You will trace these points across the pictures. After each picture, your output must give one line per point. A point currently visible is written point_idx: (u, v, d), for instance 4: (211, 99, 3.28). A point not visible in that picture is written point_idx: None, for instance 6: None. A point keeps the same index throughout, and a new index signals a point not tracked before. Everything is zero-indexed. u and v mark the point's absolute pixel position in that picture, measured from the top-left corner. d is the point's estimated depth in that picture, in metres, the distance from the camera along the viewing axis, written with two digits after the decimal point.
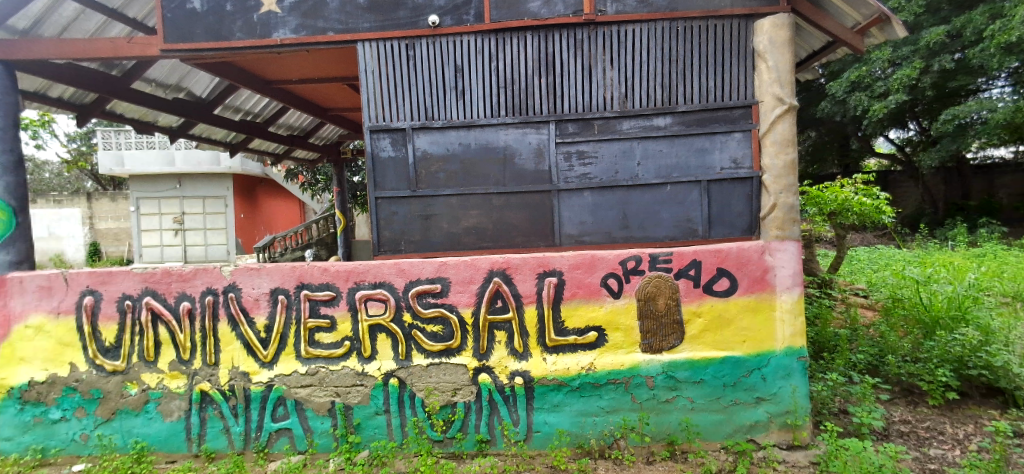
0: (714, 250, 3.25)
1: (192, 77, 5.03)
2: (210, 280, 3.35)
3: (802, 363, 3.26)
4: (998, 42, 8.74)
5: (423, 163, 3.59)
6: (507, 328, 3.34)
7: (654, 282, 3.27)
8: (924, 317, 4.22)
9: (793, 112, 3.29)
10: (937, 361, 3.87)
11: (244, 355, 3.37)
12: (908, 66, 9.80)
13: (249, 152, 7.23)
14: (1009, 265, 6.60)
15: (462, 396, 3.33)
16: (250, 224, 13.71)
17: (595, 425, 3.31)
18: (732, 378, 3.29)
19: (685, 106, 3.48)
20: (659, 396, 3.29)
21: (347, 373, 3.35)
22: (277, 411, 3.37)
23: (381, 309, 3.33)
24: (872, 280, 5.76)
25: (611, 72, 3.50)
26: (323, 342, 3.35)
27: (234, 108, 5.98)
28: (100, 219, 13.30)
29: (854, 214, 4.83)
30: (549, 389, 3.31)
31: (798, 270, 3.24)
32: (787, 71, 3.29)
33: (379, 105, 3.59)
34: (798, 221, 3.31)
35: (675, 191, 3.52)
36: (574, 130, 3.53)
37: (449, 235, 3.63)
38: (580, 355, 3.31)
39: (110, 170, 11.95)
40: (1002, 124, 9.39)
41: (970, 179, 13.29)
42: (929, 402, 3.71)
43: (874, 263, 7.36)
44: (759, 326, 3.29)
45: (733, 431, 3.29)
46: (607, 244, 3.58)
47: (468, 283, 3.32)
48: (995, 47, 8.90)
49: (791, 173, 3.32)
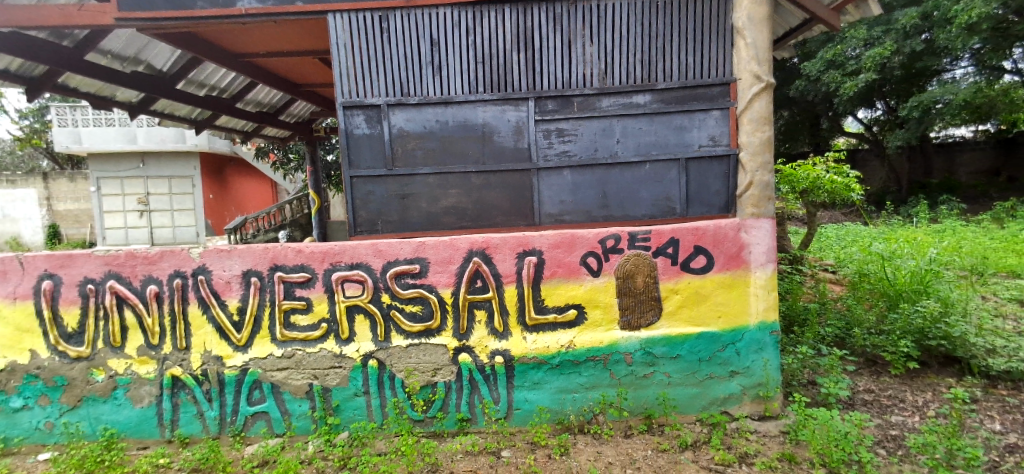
0: (692, 228, 3.28)
1: (151, 49, 4.77)
2: (178, 262, 3.24)
3: (774, 337, 3.35)
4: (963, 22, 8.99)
5: (399, 141, 3.50)
6: (487, 308, 3.32)
7: (633, 260, 3.30)
8: (888, 290, 4.35)
9: (769, 90, 3.31)
10: (899, 333, 4.03)
11: (216, 339, 3.28)
12: (879, 46, 9.98)
13: (216, 130, 6.95)
14: (967, 239, 6.91)
15: (442, 376, 3.33)
16: (221, 206, 13.19)
17: (574, 402, 3.35)
18: (707, 353, 3.36)
19: (665, 83, 3.45)
20: (637, 371, 3.34)
21: (324, 356, 3.30)
22: (254, 395, 3.31)
23: (359, 290, 3.28)
24: (839, 256, 5.96)
25: (590, 48, 3.45)
26: (299, 324, 3.29)
27: (198, 84, 5.71)
28: (59, 200, 12.71)
29: (825, 192, 4.95)
30: (530, 368, 3.33)
31: (772, 246, 3.30)
32: (765, 48, 3.30)
33: (353, 81, 3.46)
34: (773, 198, 3.35)
35: (653, 169, 3.53)
36: (554, 108, 3.49)
37: (428, 215, 3.57)
38: (560, 333, 3.33)
39: (68, 147, 11.40)
40: (964, 104, 9.72)
41: (930, 157, 13.77)
42: (892, 372, 3.87)
43: (842, 239, 7.61)
44: (734, 302, 3.35)
45: (708, 404, 3.38)
46: (587, 223, 3.58)
47: (448, 263, 3.29)
48: (960, 27, 9.13)
49: (767, 150, 3.34)
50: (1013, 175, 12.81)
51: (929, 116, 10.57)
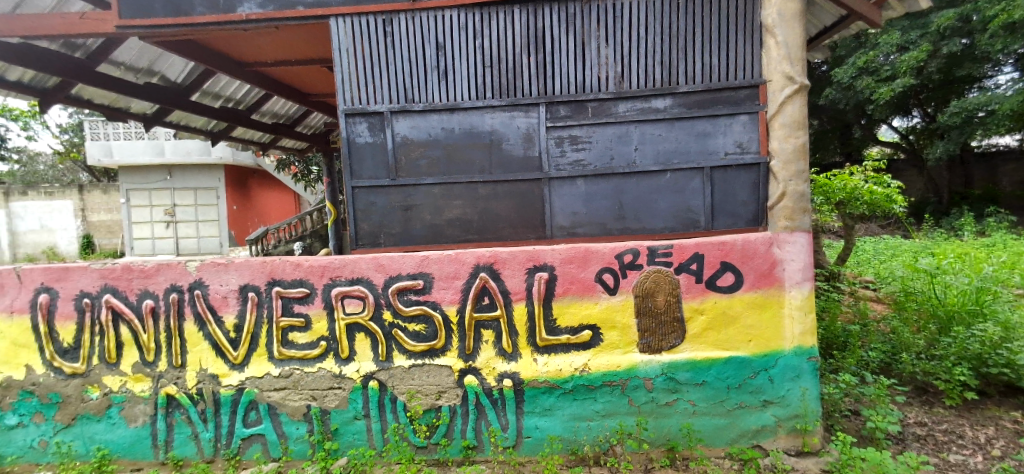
0: (718, 242, 3.01)
1: (165, 60, 4.75)
2: (174, 276, 3.11)
3: (813, 364, 3.02)
4: (1000, 22, 8.58)
5: (403, 149, 3.34)
6: (494, 327, 3.10)
7: (653, 277, 3.04)
8: (938, 311, 4.03)
9: (804, 92, 3.02)
10: (954, 359, 3.67)
11: (212, 357, 3.13)
12: (915, 50, 9.57)
13: (233, 142, 6.96)
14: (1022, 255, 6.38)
15: (447, 399, 3.11)
16: (243, 216, 13.26)
17: (589, 431, 3.09)
18: (737, 380, 3.06)
19: (687, 86, 3.20)
20: (658, 399, 3.06)
21: (323, 376, 3.12)
22: (249, 416, 3.14)
23: (360, 307, 3.10)
24: (879, 273, 5.56)
25: (605, 50, 3.23)
26: (297, 342, 3.12)
27: (213, 95, 5.70)
28: (93, 211, 13.01)
29: (863, 203, 4.60)
30: (540, 392, 3.08)
31: (808, 263, 3.00)
32: (798, 46, 3.02)
33: (356, 87, 3.31)
34: (809, 210, 3.03)
35: (675, 178, 3.27)
36: (567, 114, 3.27)
37: (432, 227, 3.38)
38: (573, 355, 3.08)
39: (99, 160, 11.71)
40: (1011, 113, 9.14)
41: (972, 166, 13.11)
42: (946, 402, 3.55)
43: (880, 254, 7.17)
44: (766, 324, 3.05)
45: (738, 437, 3.07)
46: (602, 236, 3.34)
47: (453, 279, 3.08)
48: (999, 27, 8.69)
49: (801, 158, 3.05)
50: None
51: (971, 124, 10.02)
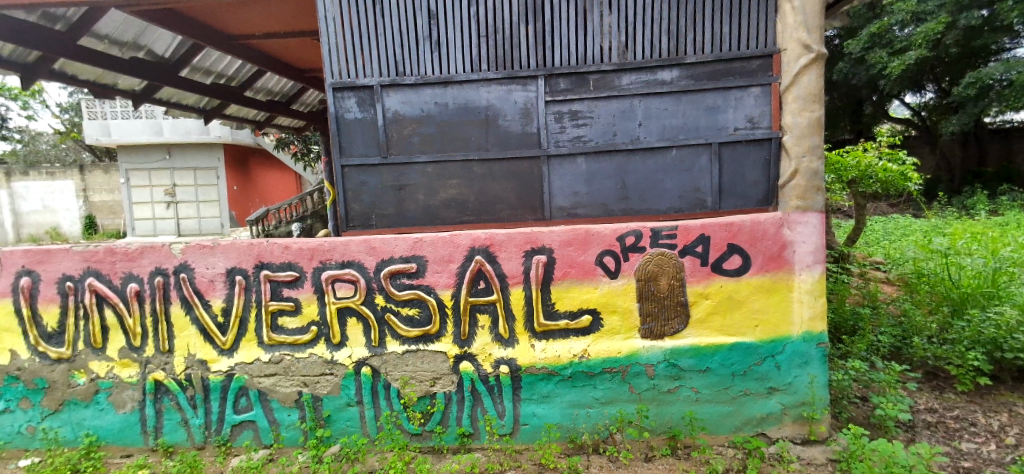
0: (725, 224, 2.87)
1: (151, 33, 4.56)
2: (158, 259, 2.98)
3: (822, 350, 2.90)
4: None
5: (394, 126, 3.18)
6: (491, 312, 2.99)
7: (656, 260, 2.90)
8: (952, 294, 3.96)
9: (821, 62, 2.83)
10: (967, 343, 3.55)
11: (200, 342, 3.04)
12: (932, 21, 9.27)
13: (227, 120, 6.80)
14: None
15: (442, 386, 3.02)
16: (244, 196, 13.10)
17: (588, 418, 2.99)
18: (742, 366, 2.94)
19: (696, 57, 3.01)
20: (659, 386, 2.96)
21: (315, 362, 3.03)
22: (240, 402, 3.06)
23: (351, 291, 2.99)
24: (890, 254, 5.41)
25: (608, 18, 3.04)
26: (288, 327, 3.02)
27: (203, 71, 5.52)
28: (94, 191, 12.90)
29: (876, 181, 4.42)
30: (538, 379, 2.98)
31: (820, 245, 2.86)
32: (816, 13, 2.82)
33: (343, 59, 3.14)
34: (822, 189, 2.88)
35: (680, 156, 3.10)
36: (567, 87, 3.10)
37: (426, 208, 3.25)
38: (572, 341, 2.97)
39: (97, 139, 11.60)
40: None
41: (986, 144, 12.79)
42: (958, 388, 3.43)
43: (890, 234, 6.99)
44: (774, 309, 2.92)
45: (742, 424, 2.97)
46: (603, 217, 3.20)
47: (447, 262, 2.96)
48: None
49: (815, 132, 2.88)
50: None
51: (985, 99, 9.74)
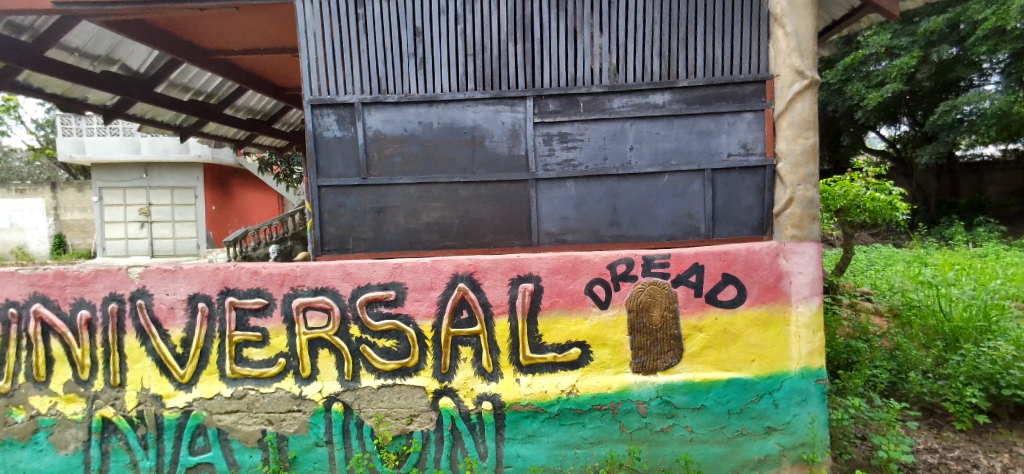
0: (720, 253, 2.75)
1: (125, 46, 4.39)
2: (114, 284, 2.75)
3: (821, 387, 2.76)
4: (988, 27, 8.46)
5: (375, 145, 3.03)
6: (473, 344, 2.81)
7: (648, 290, 2.76)
8: (944, 327, 3.88)
9: (814, 88, 2.77)
10: (963, 379, 3.45)
11: (156, 375, 2.79)
12: (906, 55, 9.54)
13: (205, 138, 6.59)
14: (1012, 265, 6.28)
15: (419, 424, 2.80)
16: (222, 216, 12.78)
17: (576, 460, 2.79)
18: (738, 404, 2.79)
19: (688, 81, 2.94)
20: (652, 425, 2.78)
21: (281, 397, 2.80)
22: (197, 442, 2.80)
23: (324, 320, 2.79)
24: (877, 285, 5.36)
25: (599, 39, 2.96)
26: (253, 359, 2.80)
27: (181, 87, 5.32)
28: (66, 210, 12.45)
29: (864, 211, 4.36)
30: (523, 416, 2.79)
31: (817, 276, 2.75)
32: (809, 38, 2.77)
33: (323, 75, 3.00)
34: (817, 218, 2.80)
35: (673, 181, 3.00)
36: (556, 108, 3.00)
37: (407, 232, 3.08)
38: (560, 375, 2.79)
39: (71, 156, 11.23)
40: (996, 117, 9.12)
41: (959, 176, 13.11)
42: (956, 426, 3.31)
43: (873, 264, 7.01)
44: (771, 343, 2.79)
45: (739, 467, 2.79)
46: (593, 243, 3.06)
47: (428, 289, 2.78)
48: (986, 32, 8.61)
49: (810, 160, 2.81)
50: None
51: (955, 130, 10.01)
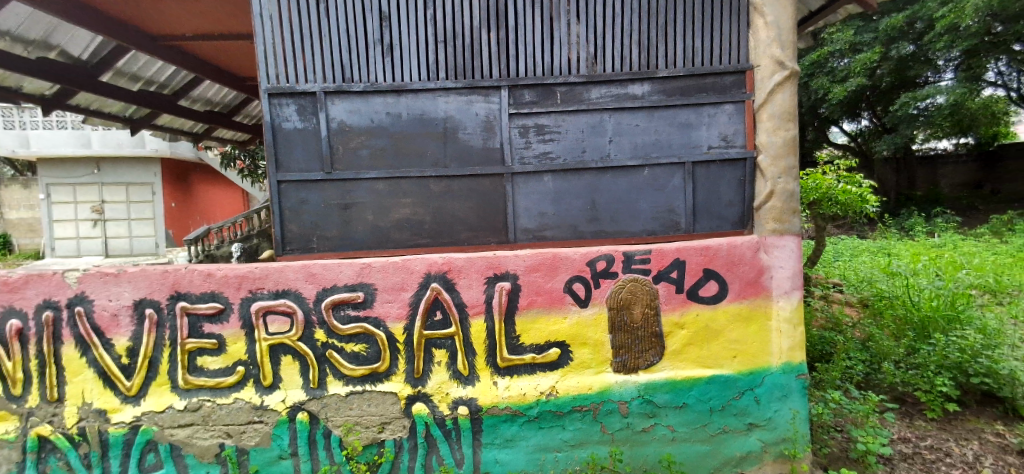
0: (701, 247, 2.68)
1: (63, 32, 4.00)
2: (48, 290, 2.50)
3: (802, 382, 2.74)
4: (945, 24, 8.71)
5: (339, 137, 2.85)
6: (448, 346, 2.67)
7: (628, 287, 2.67)
8: (913, 317, 3.92)
9: (794, 79, 2.76)
10: (934, 368, 3.49)
11: (99, 388, 2.56)
12: (868, 51, 9.76)
13: (158, 130, 6.22)
14: (968, 254, 6.51)
15: (391, 432, 2.65)
16: (183, 213, 12.16)
17: (556, 463, 2.69)
18: (719, 401, 2.73)
19: (668, 71, 2.85)
20: (634, 425, 2.70)
21: (240, 408, 2.60)
22: (146, 460, 2.59)
23: (286, 325, 2.60)
24: (847, 275, 5.44)
25: (576, 27, 2.84)
26: (208, 368, 2.60)
27: (129, 76, 4.95)
28: (10, 208, 11.69)
29: (836, 204, 4.37)
30: (501, 420, 2.67)
31: (797, 270, 2.73)
32: (789, 29, 2.75)
33: (281, 62, 2.79)
34: (798, 211, 2.78)
35: (653, 175, 2.91)
36: (532, 99, 2.87)
37: (376, 230, 2.91)
38: (539, 377, 2.68)
39: (13, 150, 10.51)
40: (948, 111, 9.46)
41: (915, 169, 13.59)
42: (927, 415, 3.33)
43: (839, 255, 7.15)
44: (752, 338, 2.74)
45: (721, 464, 2.74)
46: (572, 240, 2.95)
47: (400, 290, 2.63)
48: (943, 28, 8.86)
49: (790, 153, 2.79)
50: (996, 188, 12.66)
51: (911, 123, 10.34)
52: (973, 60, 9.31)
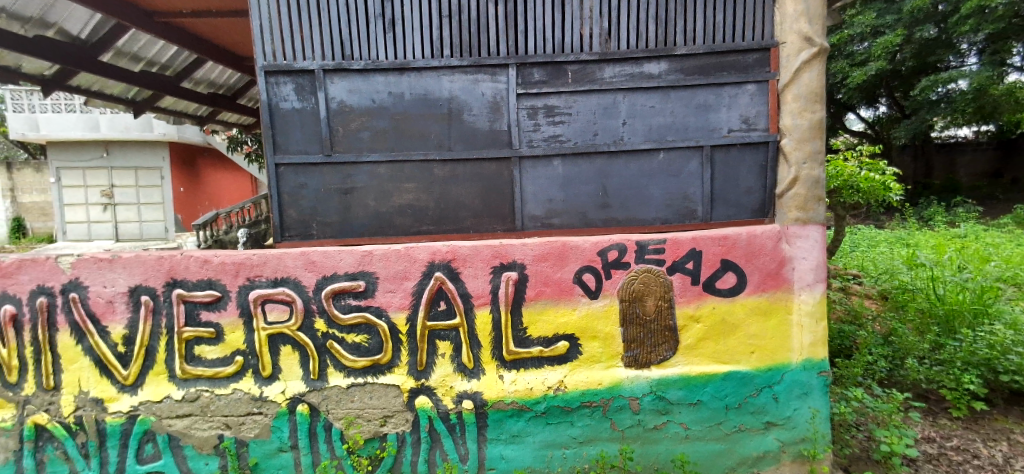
0: (718, 237, 2.54)
1: (60, 9, 3.88)
2: (41, 276, 2.42)
3: (823, 379, 2.61)
4: (972, 6, 8.33)
5: (340, 119, 2.73)
6: (452, 338, 2.57)
7: (641, 278, 2.55)
8: (937, 310, 3.76)
9: (823, 56, 2.56)
10: (960, 365, 3.33)
11: (95, 376, 2.49)
12: (890, 34, 9.40)
13: (162, 113, 6.14)
14: (988, 245, 6.30)
15: (393, 426, 2.57)
16: (191, 198, 12.15)
17: (564, 460, 2.60)
18: (736, 399, 2.61)
19: (686, 48, 2.68)
20: (645, 422, 2.60)
21: (239, 399, 2.53)
22: (144, 450, 2.53)
23: (285, 315, 2.51)
24: (865, 267, 5.26)
25: (588, 2, 2.68)
26: (206, 358, 2.52)
27: (130, 57, 4.84)
28: (23, 192, 11.74)
29: (857, 192, 4.15)
30: (507, 415, 2.57)
31: (821, 262, 2.58)
32: (818, 2, 2.55)
33: (279, 38, 2.66)
34: (824, 199, 2.61)
35: (668, 160, 2.76)
36: (542, 79, 2.72)
37: (377, 215, 2.80)
38: (547, 371, 2.57)
39: (24, 134, 10.52)
40: (971, 98, 9.13)
41: (932, 157, 13.22)
42: (952, 414, 3.19)
43: (853, 244, 6.96)
44: (771, 333, 2.61)
45: (736, 464, 2.63)
46: (582, 228, 2.82)
47: (402, 279, 2.52)
48: (970, 10, 8.48)
49: (817, 136, 2.61)
50: (1016, 176, 12.29)
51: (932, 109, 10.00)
52: (999, 44, 8.94)
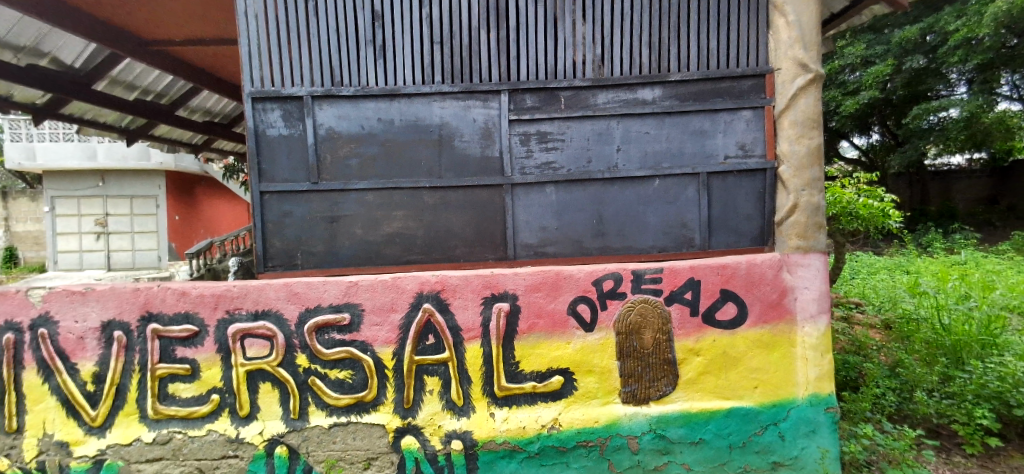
0: (717, 266, 2.45)
1: (54, 38, 3.87)
2: (10, 309, 2.31)
3: (831, 415, 2.48)
4: (959, 36, 8.47)
5: (327, 145, 2.66)
6: (441, 373, 2.44)
7: (638, 309, 2.44)
8: (944, 341, 3.65)
9: (819, 83, 2.52)
10: (971, 398, 3.19)
11: (61, 418, 2.35)
12: (881, 64, 9.53)
13: (156, 141, 6.11)
14: (989, 272, 6.21)
15: (378, 468, 2.42)
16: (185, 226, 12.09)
17: None
18: (740, 437, 2.48)
19: (680, 74, 2.65)
20: (645, 463, 2.45)
21: (214, 441, 2.39)
22: None
23: (265, 350, 2.39)
24: (867, 295, 5.16)
25: (581, 28, 2.66)
26: (181, 396, 2.39)
27: (124, 85, 4.83)
28: (18, 221, 11.67)
29: (857, 219, 4.08)
30: (498, 457, 2.43)
31: (823, 292, 2.49)
32: (813, 28, 2.52)
33: (267, 64, 2.62)
34: (823, 227, 2.55)
35: (664, 187, 2.70)
36: (534, 104, 2.67)
37: (365, 244, 2.71)
38: (540, 408, 2.44)
39: (20, 163, 10.45)
40: (963, 126, 9.20)
41: (928, 183, 13.26)
42: (967, 451, 3.04)
43: (853, 272, 6.87)
44: (774, 367, 2.50)
45: None
46: (576, 256, 2.73)
47: (389, 311, 2.41)
48: (957, 41, 8.62)
49: (816, 162, 2.55)
50: (1012, 201, 12.31)
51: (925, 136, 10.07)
52: (988, 74, 9.05)
